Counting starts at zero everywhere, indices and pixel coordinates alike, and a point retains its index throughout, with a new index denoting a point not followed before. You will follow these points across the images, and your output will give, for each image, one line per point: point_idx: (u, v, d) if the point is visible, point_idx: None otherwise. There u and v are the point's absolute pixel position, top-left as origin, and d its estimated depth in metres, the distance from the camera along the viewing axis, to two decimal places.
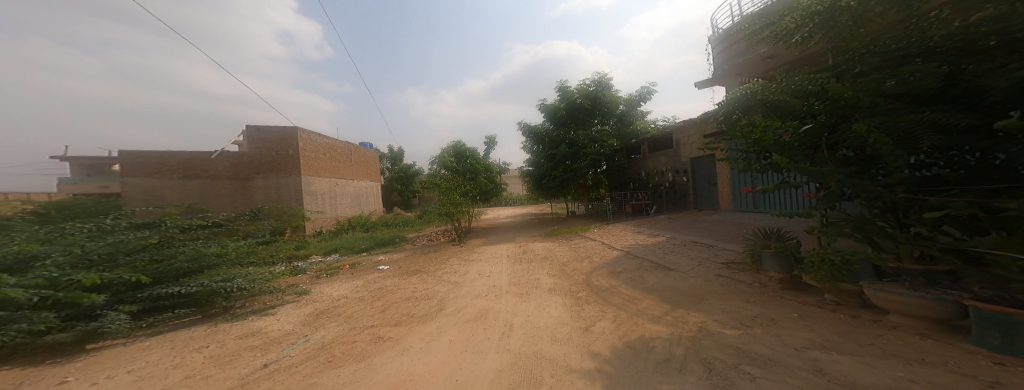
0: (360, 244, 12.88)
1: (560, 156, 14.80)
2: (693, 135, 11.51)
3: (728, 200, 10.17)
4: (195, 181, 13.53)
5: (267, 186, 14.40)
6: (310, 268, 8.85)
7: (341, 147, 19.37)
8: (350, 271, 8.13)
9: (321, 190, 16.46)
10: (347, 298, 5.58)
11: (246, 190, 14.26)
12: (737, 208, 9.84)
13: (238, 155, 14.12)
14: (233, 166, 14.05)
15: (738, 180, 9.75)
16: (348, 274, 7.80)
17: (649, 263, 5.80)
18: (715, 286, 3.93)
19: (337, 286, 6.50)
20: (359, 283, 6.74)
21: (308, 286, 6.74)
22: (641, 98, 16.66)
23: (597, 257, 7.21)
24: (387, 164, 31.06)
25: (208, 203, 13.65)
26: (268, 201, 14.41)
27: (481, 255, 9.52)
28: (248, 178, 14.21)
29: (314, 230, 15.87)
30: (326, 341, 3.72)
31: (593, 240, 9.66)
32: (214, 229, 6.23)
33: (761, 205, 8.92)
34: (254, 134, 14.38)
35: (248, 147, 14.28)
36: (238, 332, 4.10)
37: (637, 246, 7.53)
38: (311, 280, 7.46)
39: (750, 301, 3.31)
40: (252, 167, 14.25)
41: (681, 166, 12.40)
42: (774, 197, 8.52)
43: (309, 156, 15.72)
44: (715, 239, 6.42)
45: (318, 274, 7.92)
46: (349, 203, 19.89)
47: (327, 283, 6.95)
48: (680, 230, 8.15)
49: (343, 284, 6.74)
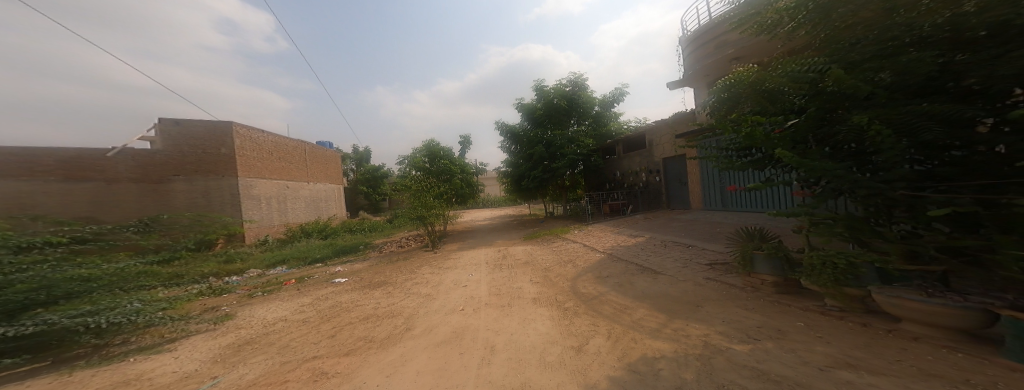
0: (314, 253, 11.86)
1: (537, 156, 14.54)
2: (666, 135, 11.63)
3: (699, 199, 10.35)
4: (85, 184, 11.80)
5: (186, 189, 13.16)
6: (241, 286, 8.02)
7: (291, 147, 18.09)
8: (297, 287, 7.22)
9: (266, 194, 15.43)
10: (282, 324, 4.97)
11: (163, 195, 12.92)
12: (708, 206, 10.01)
13: (148, 154, 12.73)
14: (141, 166, 12.60)
15: (707, 179, 9.93)
16: (295, 291, 6.89)
17: (635, 266, 5.55)
18: (710, 291, 3.67)
19: (267, 310, 5.69)
20: (306, 301, 6.03)
21: (233, 308, 6.06)
22: (615, 99, 16.82)
23: (579, 261, 6.89)
24: (352, 165, 29.38)
25: (105, 212, 12.11)
26: (192, 207, 13.19)
27: (455, 262, 8.94)
28: (165, 180, 12.90)
29: (259, 239, 14.57)
30: (247, 384, 3.12)
31: (574, 242, 9.39)
32: (72, 247, 4.97)
33: (733, 204, 9.08)
34: (171, 128, 13.08)
35: (162, 144, 12.95)
36: (108, 382, 3.45)
37: (619, 248, 7.31)
38: (240, 300, 6.57)
39: (751, 308, 3.06)
40: (169, 168, 12.94)
41: (654, 166, 12.55)
42: (746, 195, 8.66)
43: (249, 156, 14.59)
44: (696, 239, 6.31)
45: (253, 292, 7.05)
46: (303, 207, 18.62)
47: (260, 304, 6.10)
48: (658, 230, 8.07)
49: (285, 303, 6.02)
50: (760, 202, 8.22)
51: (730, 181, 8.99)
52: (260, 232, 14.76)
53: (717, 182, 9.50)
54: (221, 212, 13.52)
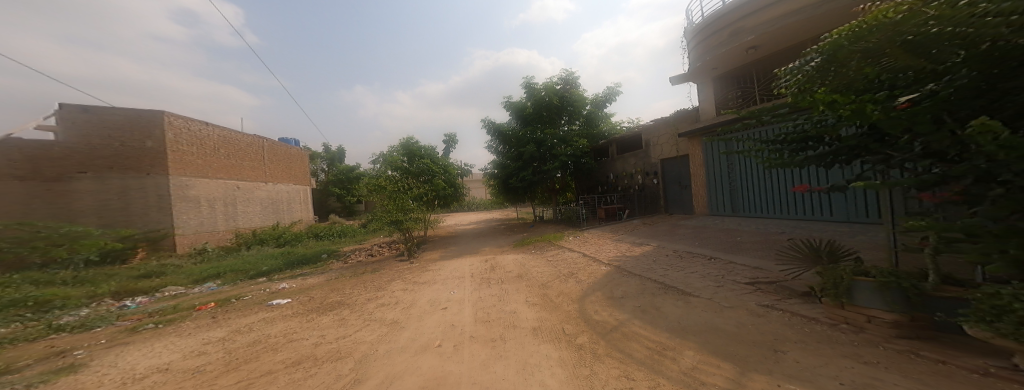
0: (261, 267, 10.46)
1: (527, 156, 13.53)
2: (665, 135, 10.95)
3: (702, 204, 9.58)
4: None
5: (93, 189, 11.76)
6: (124, 316, 6.65)
7: (245, 143, 16.48)
8: (212, 314, 6.18)
9: (208, 196, 14.00)
10: (157, 376, 3.76)
11: (63, 195, 11.37)
12: (714, 213, 9.26)
13: (43, 147, 11.25)
14: (31, 160, 11.00)
15: (711, 181, 9.23)
16: (207, 320, 5.85)
17: (652, 284, 4.50)
18: (788, 330, 2.63)
19: (144, 355, 4.44)
20: (214, 338, 4.90)
21: (97, 350, 4.80)
22: (608, 99, 16.21)
23: (583, 278, 5.88)
24: (323, 165, 27.50)
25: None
26: (101, 210, 11.79)
27: (435, 274, 7.70)
28: (66, 178, 11.45)
29: (195, 247, 13.12)
30: None
31: (573, 251, 8.50)
32: None
33: (744, 209, 8.42)
34: (78, 115, 11.69)
35: (63, 135, 11.55)
36: None
37: (625, 261, 6.31)
38: (123, 334, 5.49)
39: (878, 364, 2.03)
40: (71, 163, 11.56)
41: (650, 168, 11.84)
42: (763, 198, 7.98)
43: (185, 151, 13.21)
44: (716, 249, 5.37)
45: (140, 325, 5.86)
46: (259, 210, 16.90)
47: (136, 344, 4.91)
48: (664, 238, 7.17)
49: (179, 342, 4.88)
50: (785, 205, 7.53)
51: (748, 182, 8.29)
52: (195, 240, 13.28)
53: (727, 184, 8.81)
54: (143, 218, 12.17)
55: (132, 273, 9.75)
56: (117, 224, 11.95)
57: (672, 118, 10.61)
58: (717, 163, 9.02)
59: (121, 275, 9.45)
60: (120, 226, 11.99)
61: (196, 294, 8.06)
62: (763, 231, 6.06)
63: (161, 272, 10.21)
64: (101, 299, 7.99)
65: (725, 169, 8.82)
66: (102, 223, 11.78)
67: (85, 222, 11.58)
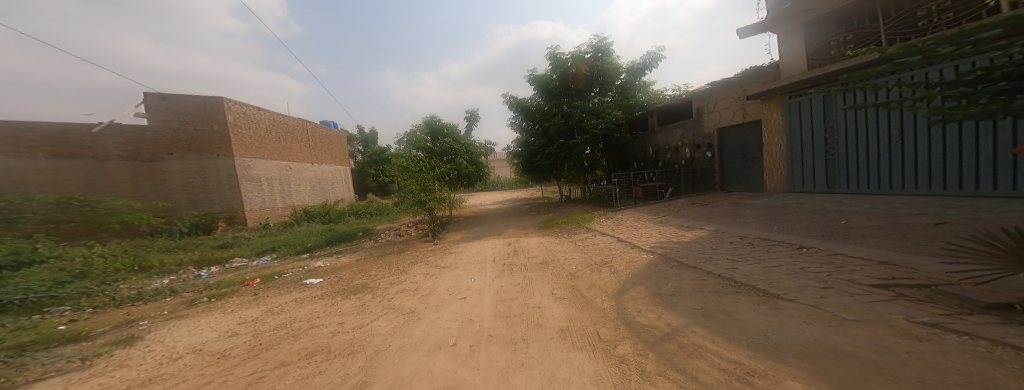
0: (306, 243, 10.72)
1: (553, 131, 12.49)
2: (727, 99, 9.41)
3: (778, 178, 8.09)
4: (75, 162, 11.23)
5: (181, 169, 12.67)
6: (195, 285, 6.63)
7: (293, 125, 17.08)
8: (256, 290, 5.73)
9: (267, 175, 14.79)
10: (189, 359, 3.41)
11: (157, 174, 12.41)
12: (794, 188, 7.80)
13: (137, 131, 12.22)
14: (132, 143, 12.10)
15: (795, 150, 7.66)
16: (251, 297, 5.42)
17: (717, 282, 3.49)
18: (982, 365, 1.53)
19: (189, 332, 4.12)
20: (252, 315, 4.58)
21: (162, 318, 4.68)
22: (649, 65, 14.42)
23: (618, 268, 5.09)
24: (359, 147, 28.35)
25: (96, 189, 11.46)
26: (188, 187, 12.73)
27: (457, 258, 7.30)
28: (157, 158, 12.42)
29: (260, 222, 14.00)
30: None
31: (603, 235, 7.69)
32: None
33: (841, 183, 6.92)
34: (158, 103, 12.49)
35: (151, 120, 12.41)
36: None
37: (674, 248, 5.31)
38: (187, 303, 5.28)
39: None
40: (161, 146, 12.47)
41: (704, 140, 10.38)
42: (873, 168, 6.43)
43: (244, 134, 13.89)
44: (806, 236, 4.20)
45: (201, 295, 5.62)
46: (309, 189, 17.70)
47: (193, 316, 4.65)
48: (724, 221, 6.01)
49: (225, 317, 4.55)
50: (903, 176, 6.04)
51: (849, 150, 6.76)
52: (260, 214, 14.16)
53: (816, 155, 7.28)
54: (219, 194, 13.07)
55: (214, 243, 10.67)
56: (201, 200, 12.83)
57: (742, 78, 8.98)
58: (805, 127, 7.41)
59: (205, 244, 10.51)
60: (204, 202, 12.87)
61: (252, 267, 7.92)
62: (864, 210, 4.73)
63: (235, 243, 10.99)
64: (187, 267, 8.68)
65: (817, 135, 7.21)
66: (191, 199, 12.72)
67: (177, 199, 12.58)
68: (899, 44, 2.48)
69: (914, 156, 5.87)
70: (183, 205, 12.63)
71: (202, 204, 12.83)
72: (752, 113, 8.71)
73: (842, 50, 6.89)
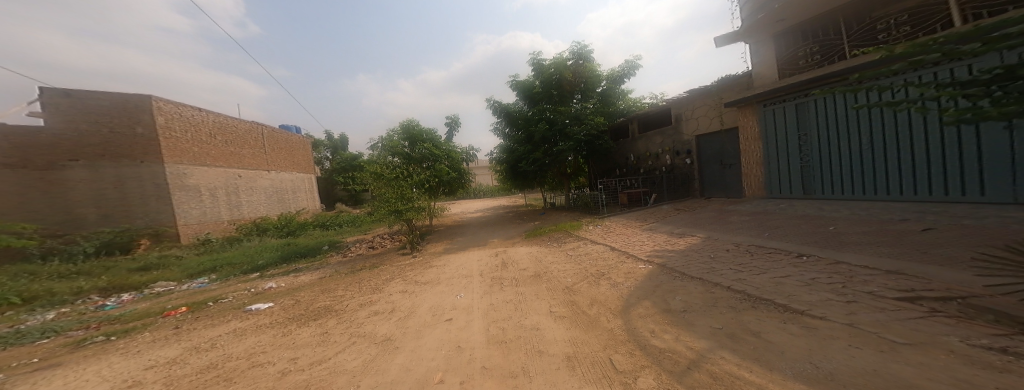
0: (259, 259, 9.53)
1: (538, 136, 12.31)
2: (704, 107, 9.90)
3: (757, 185, 8.44)
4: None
5: (88, 178, 11.15)
6: (92, 321, 5.45)
7: (245, 129, 15.51)
8: (177, 322, 4.80)
9: (208, 185, 13.15)
10: None
11: (55, 186, 10.87)
12: (772, 194, 8.10)
13: (31, 133, 10.83)
14: (23, 149, 10.75)
15: (774, 158, 7.96)
16: (168, 332, 4.52)
17: (728, 296, 3.22)
18: None
19: (66, 385, 3.16)
20: (165, 358, 3.69)
21: (32, 368, 3.66)
22: (627, 73, 14.73)
23: (618, 280, 4.81)
24: (327, 153, 26.67)
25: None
26: (99, 200, 11.20)
27: (439, 272, 6.67)
28: (57, 166, 10.91)
29: (199, 237, 12.39)
30: None
31: (596, 243, 7.47)
32: None
33: (818, 190, 7.23)
34: (60, 101, 10.89)
35: (50, 121, 10.82)
36: None
37: (673, 256, 5.16)
38: (72, 346, 4.28)
39: None
40: (62, 151, 10.96)
41: (683, 147, 10.83)
42: (849, 175, 6.73)
43: (178, 137, 12.27)
44: (801, 243, 4.15)
45: (94, 334, 4.60)
46: (264, 199, 16.09)
47: (77, 363, 3.68)
48: (716, 228, 5.94)
49: (123, 363, 3.61)
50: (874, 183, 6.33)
51: (824, 157, 7.07)
52: (200, 229, 12.63)
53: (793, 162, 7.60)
54: (144, 207, 11.48)
55: (132, 266, 9.43)
56: (117, 215, 11.32)
57: (718, 86, 9.36)
58: (781, 135, 7.73)
59: (119, 267, 9.33)
60: (121, 218, 11.32)
61: (179, 293, 6.83)
62: (850, 216, 4.80)
63: (160, 265, 9.72)
64: (87, 296, 7.42)
65: (794, 142, 7.52)
66: (101, 213, 11.24)
67: (83, 213, 11.10)
68: (907, 43, 2.04)
69: (886, 162, 6.19)
70: (90, 220, 11.16)
71: (115, 218, 11.29)
72: (729, 120, 9.12)
73: (811, 59, 7.35)
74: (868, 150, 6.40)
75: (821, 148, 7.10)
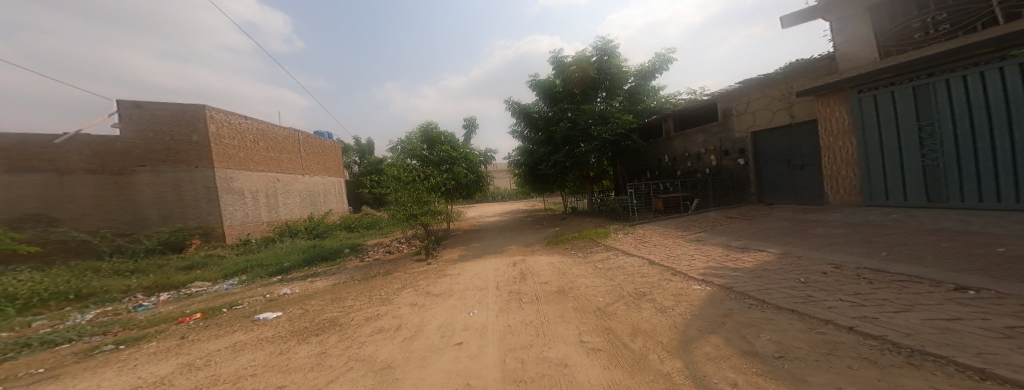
0: (284, 262, 9.50)
1: (560, 136, 11.46)
2: (763, 99, 8.68)
3: (840, 189, 7.09)
4: (33, 176, 10.50)
5: (152, 182, 11.77)
6: (121, 320, 5.24)
7: (283, 135, 16.16)
8: (186, 331, 4.39)
9: (251, 188, 13.72)
10: None
11: (125, 190, 11.49)
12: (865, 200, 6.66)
13: (106, 142, 11.40)
14: (98, 155, 11.27)
15: (865, 156, 6.55)
16: (173, 342, 4.07)
17: (854, 343, 2.21)
18: None
19: None
20: (158, 373, 3.22)
21: (38, 376, 3.26)
22: (659, 66, 13.53)
23: (666, 305, 3.84)
24: (355, 157, 27.58)
25: (55, 206, 10.66)
26: (160, 202, 11.82)
27: (452, 283, 6.04)
28: (127, 171, 11.53)
29: (241, 238, 12.87)
30: None
31: (630, 255, 6.47)
32: None
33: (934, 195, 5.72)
34: (132, 111, 11.60)
35: (124, 130, 11.54)
36: None
37: (740, 277, 4.05)
38: (84, 352, 3.89)
39: None
40: (131, 157, 11.60)
41: (734, 146, 9.60)
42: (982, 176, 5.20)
43: (227, 144, 12.90)
44: (952, 271, 2.95)
45: (109, 340, 4.23)
46: (298, 202, 16.64)
47: (77, 375, 3.24)
48: (793, 243, 4.79)
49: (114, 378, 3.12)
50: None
51: (941, 153, 5.60)
52: (242, 230, 13.10)
53: (892, 161, 6.17)
54: (195, 210, 12.09)
55: (180, 264, 9.81)
56: (174, 216, 11.93)
57: (788, 73, 7.94)
58: (876, 129, 6.34)
59: (169, 265, 9.74)
60: (178, 218, 11.94)
61: (205, 295, 6.67)
62: (1020, 232, 3.44)
63: (203, 264, 10.04)
64: (133, 294, 7.58)
65: (895, 137, 6.10)
66: (162, 214, 11.83)
67: (147, 214, 11.71)
68: None
69: None
70: (153, 221, 11.75)
71: (174, 220, 11.89)
72: (800, 113, 7.85)
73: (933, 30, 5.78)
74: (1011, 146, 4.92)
75: (935, 143, 5.63)
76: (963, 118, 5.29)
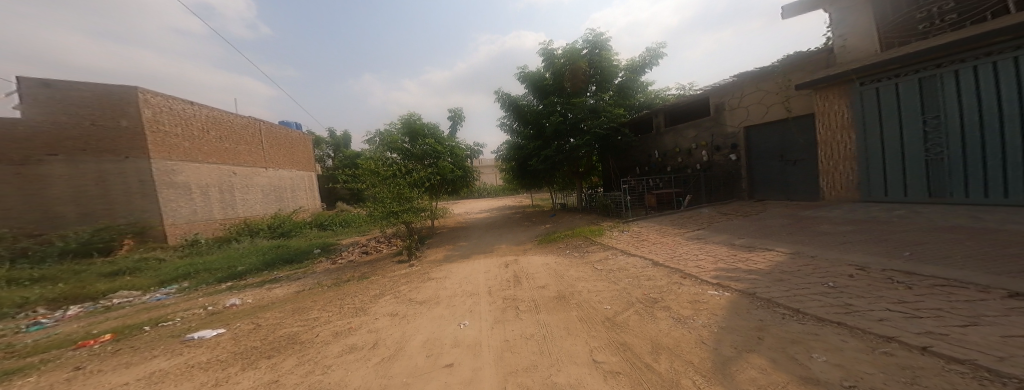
0: (239, 265, 8.38)
1: (551, 130, 10.99)
2: (756, 93, 8.88)
3: (837, 185, 7.18)
4: None
5: (67, 174, 10.11)
6: (13, 344, 4.30)
7: (240, 123, 14.55)
8: (83, 361, 3.53)
9: (200, 182, 12.18)
10: None
11: (36, 183, 9.83)
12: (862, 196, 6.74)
13: (5, 126, 9.66)
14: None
15: (866, 153, 6.60)
16: (61, 377, 3.20)
17: (936, 368, 1.81)
18: None
19: None
20: None
21: None
22: (652, 61, 13.36)
23: (684, 314, 3.41)
24: (329, 151, 25.84)
25: None
26: (79, 197, 10.19)
27: (438, 288, 5.39)
28: (34, 160, 9.83)
29: (186, 237, 11.42)
30: None
31: (629, 255, 6.09)
32: None
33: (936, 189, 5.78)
34: (39, 91, 9.86)
35: (28, 113, 9.78)
36: None
37: (758, 281, 3.72)
38: None
39: None
40: (39, 145, 9.85)
41: (726, 141, 9.79)
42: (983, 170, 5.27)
43: (167, 131, 11.30)
44: (993, 276, 2.71)
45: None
46: (260, 198, 15.12)
47: None
48: (803, 241, 4.57)
49: None
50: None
51: (942, 149, 5.65)
52: (189, 229, 11.66)
53: (895, 158, 6.20)
54: (127, 206, 10.53)
55: (104, 269, 8.41)
56: (99, 213, 10.37)
57: (785, 65, 8.06)
58: (877, 125, 6.40)
59: (90, 271, 8.35)
60: (104, 216, 10.40)
61: (130, 309, 5.66)
62: None
63: (135, 269, 8.72)
64: (32, 309, 6.29)
65: (895, 133, 6.16)
66: (82, 211, 10.24)
67: (62, 212, 10.08)
68: None
69: None
70: (69, 219, 10.14)
71: (98, 218, 10.35)
72: (796, 106, 8.00)
73: None
74: (1010, 140, 4.99)
75: (941, 137, 5.66)
76: (976, 112, 5.28)
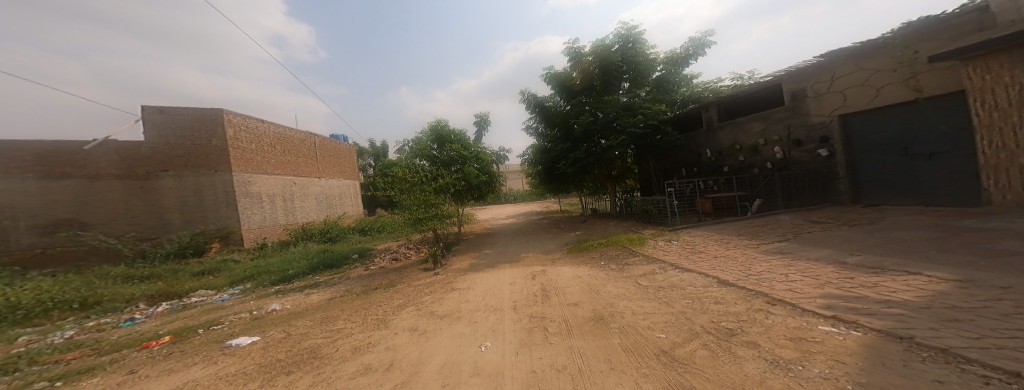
0: (290, 269, 8.88)
1: (579, 131, 10.12)
2: (859, 73, 7.19)
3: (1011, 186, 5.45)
4: (66, 182, 10.68)
5: (175, 186, 11.83)
6: (93, 340, 4.68)
7: (299, 138, 16.07)
8: (136, 364, 3.56)
9: (268, 191, 13.57)
10: None
11: (150, 194, 11.58)
12: None
13: (132, 147, 11.51)
14: (125, 161, 11.38)
15: None
16: (115, 380, 3.22)
17: None
18: None
19: None
20: None
21: None
22: (695, 51, 11.88)
23: (784, 357, 2.40)
24: (369, 160, 27.65)
25: (86, 211, 10.84)
26: (182, 206, 11.85)
27: (460, 300, 4.95)
28: (151, 176, 11.62)
29: (257, 241, 12.69)
30: None
31: (686, 271, 5.03)
32: None
33: None
34: (155, 116, 11.67)
35: (149, 136, 11.64)
36: None
37: (909, 320, 2.54)
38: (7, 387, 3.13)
39: None
40: (155, 162, 11.66)
41: (815, 133, 8.21)
42: None
43: (244, 147, 12.82)
44: None
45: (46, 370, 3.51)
46: (314, 205, 16.45)
47: None
48: (973, 268, 3.19)
49: None
50: None
51: None
52: (259, 233, 12.94)
53: None
54: (215, 213, 12.01)
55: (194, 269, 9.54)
56: (196, 219, 11.91)
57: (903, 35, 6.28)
58: None
59: (185, 270, 9.52)
60: (199, 222, 11.90)
61: (196, 309, 6.08)
62: None
63: (217, 269, 9.74)
64: (136, 304, 7.22)
65: None
66: (185, 218, 11.84)
67: (171, 219, 11.75)
68: None
69: None
70: (176, 225, 11.77)
71: (196, 223, 11.87)
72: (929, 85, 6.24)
73: None
74: None
75: None
76: None
